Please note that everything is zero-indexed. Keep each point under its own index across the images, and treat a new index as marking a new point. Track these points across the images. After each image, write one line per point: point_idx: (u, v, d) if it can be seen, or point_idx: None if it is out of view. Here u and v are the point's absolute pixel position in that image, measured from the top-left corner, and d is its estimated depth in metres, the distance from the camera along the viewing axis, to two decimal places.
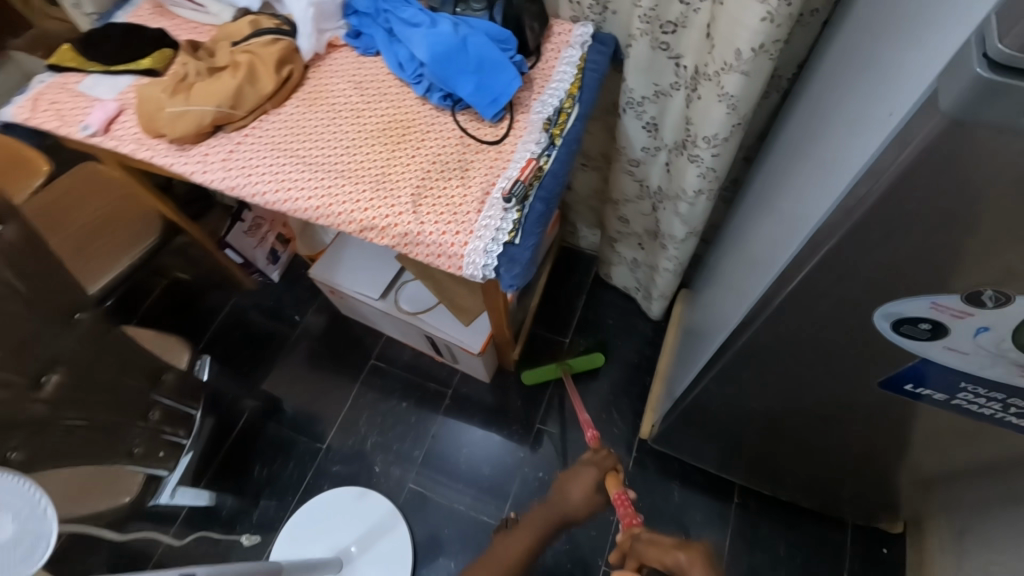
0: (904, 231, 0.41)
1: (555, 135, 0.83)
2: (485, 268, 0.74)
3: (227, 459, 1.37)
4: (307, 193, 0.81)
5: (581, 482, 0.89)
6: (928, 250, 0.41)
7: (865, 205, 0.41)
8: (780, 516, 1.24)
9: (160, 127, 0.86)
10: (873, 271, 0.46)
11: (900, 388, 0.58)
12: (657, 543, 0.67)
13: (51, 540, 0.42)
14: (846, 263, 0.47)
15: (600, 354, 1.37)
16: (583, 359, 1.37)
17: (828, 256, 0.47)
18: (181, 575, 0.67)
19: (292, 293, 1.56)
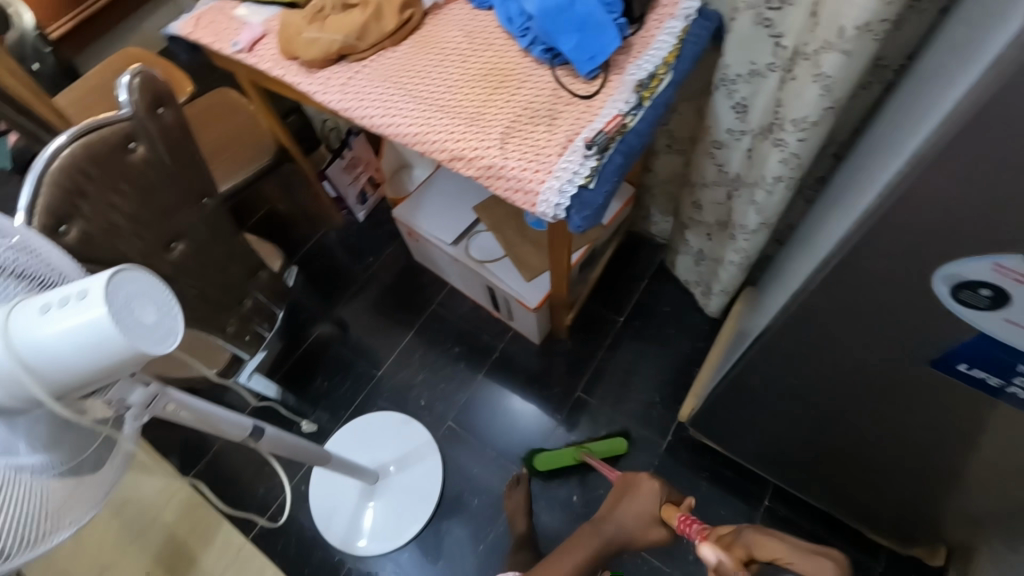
0: (971, 176, 0.44)
1: (644, 97, 0.86)
2: (557, 206, 0.80)
3: (295, 367, 1.52)
4: (409, 120, 0.90)
5: (641, 500, 0.78)
6: None
7: (937, 147, 0.44)
8: (807, 529, 1.20)
9: (295, 50, 0.98)
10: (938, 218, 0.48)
11: (953, 369, 0.60)
12: (778, 539, 0.61)
13: (177, 335, 0.53)
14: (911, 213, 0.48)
15: (623, 441, 1.30)
16: (604, 445, 1.30)
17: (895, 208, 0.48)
18: (254, 426, 0.78)
19: (373, 234, 1.69)
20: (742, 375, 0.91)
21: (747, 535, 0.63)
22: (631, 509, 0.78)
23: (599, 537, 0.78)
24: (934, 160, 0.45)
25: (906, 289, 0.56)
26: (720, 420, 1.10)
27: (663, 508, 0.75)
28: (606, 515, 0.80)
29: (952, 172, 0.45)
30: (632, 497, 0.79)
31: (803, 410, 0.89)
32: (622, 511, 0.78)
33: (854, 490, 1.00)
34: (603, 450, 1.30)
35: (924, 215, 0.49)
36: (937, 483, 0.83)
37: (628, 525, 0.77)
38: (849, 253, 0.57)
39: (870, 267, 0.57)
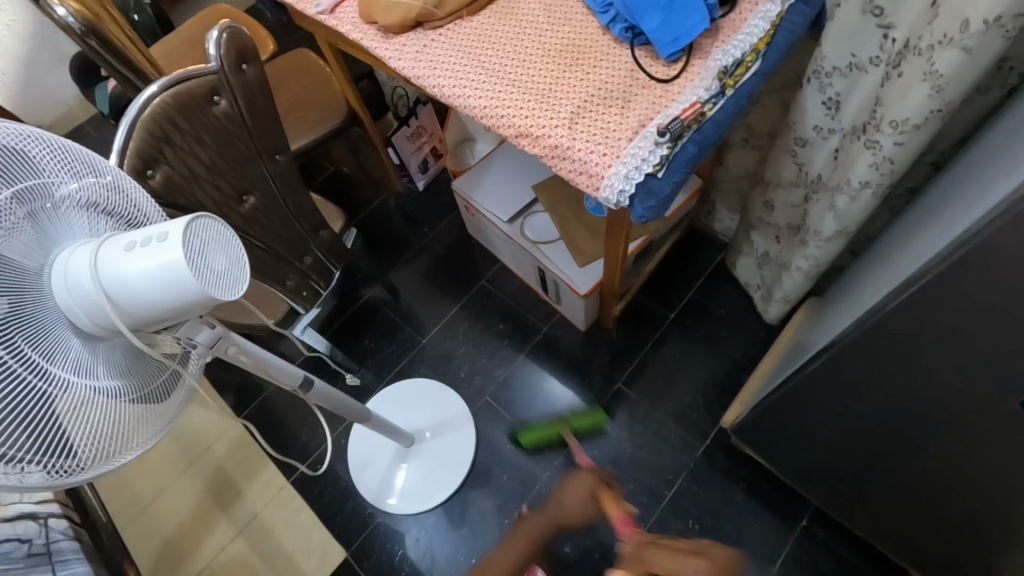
0: None
1: (727, 86, 0.81)
2: (621, 193, 0.77)
3: (346, 325, 1.58)
4: (480, 93, 0.89)
5: (579, 488, 0.93)
6: None
7: None
8: (845, 557, 1.15)
9: (375, 14, 0.98)
10: None
11: None
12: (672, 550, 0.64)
13: (243, 286, 0.55)
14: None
15: (603, 413, 1.32)
16: (585, 419, 1.32)
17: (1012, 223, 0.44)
18: (303, 377, 0.81)
19: (432, 204, 1.71)
20: (799, 388, 0.86)
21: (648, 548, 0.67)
22: (572, 497, 0.93)
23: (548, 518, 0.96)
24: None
25: (1008, 320, 0.50)
26: (766, 431, 1.06)
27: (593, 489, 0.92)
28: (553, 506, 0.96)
29: None
30: (574, 486, 0.94)
31: (861, 432, 0.83)
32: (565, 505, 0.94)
33: (905, 525, 0.94)
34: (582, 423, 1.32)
35: None
36: (1003, 534, 0.77)
37: (566, 510, 0.94)
38: (946, 275, 0.52)
39: (966, 292, 0.51)
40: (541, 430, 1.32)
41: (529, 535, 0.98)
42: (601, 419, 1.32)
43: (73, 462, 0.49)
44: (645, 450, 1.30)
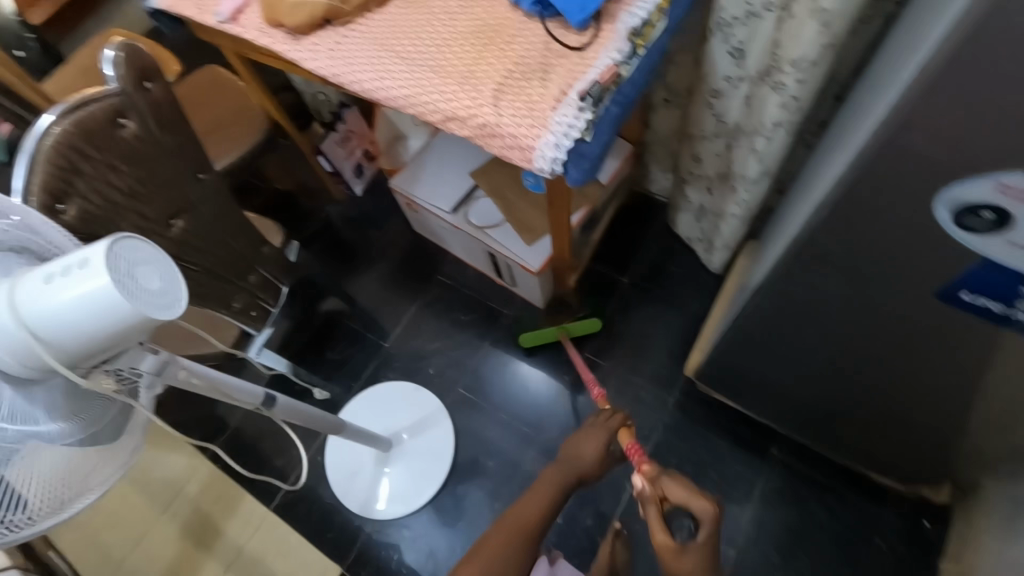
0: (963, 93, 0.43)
1: (638, 46, 0.83)
2: (554, 161, 0.79)
3: (305, 342, 1.54)
4: (401, 83, 0.89)
5: (593, 439, 0.92)
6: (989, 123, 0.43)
7: (927, 71, 0.43)
8: (817, 476, 1.20)
9: (280, 16, 0.95)
10: (938, 148, 0.47)
11: (956, 299, 0.59)
12: (686, 484, 0.73)
13: (182, 303, 0.53)
14: (910, 138, 0.48)
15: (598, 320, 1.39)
16: (580, 325, 1.39)
17: (893, 132, 0.48)
18: (265, 395, 0.79)
19: (375, 207, 1.69)
20: (748, 324, 0.91)
21: (664, 477, 0.75)
22: (586, 444, 0.92)
23: (566, 470, 0.91)
24: (935, 84, 0.44)
25: (910, 222, 0.55)
26: (727, 371, 1.11)
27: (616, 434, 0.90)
28: (567, 452, 0.93)
29: (945, 97, 0.44)
30: (586, 436, 0.93)
31: (808, 354, 0.89)
32: (581, 450, 0.92)
33: (862, 432, 1.01)
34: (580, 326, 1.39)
35: (920, 142, 0.48)
36: (943, 418, 0.84)
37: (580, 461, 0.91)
38: (849, 192, 0.56)
39: (870, 203, 0.56)
40: (543, 333, 1.39)
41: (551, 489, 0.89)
42: (597, 322, 1.40)
43: (24, 516, 0.47)
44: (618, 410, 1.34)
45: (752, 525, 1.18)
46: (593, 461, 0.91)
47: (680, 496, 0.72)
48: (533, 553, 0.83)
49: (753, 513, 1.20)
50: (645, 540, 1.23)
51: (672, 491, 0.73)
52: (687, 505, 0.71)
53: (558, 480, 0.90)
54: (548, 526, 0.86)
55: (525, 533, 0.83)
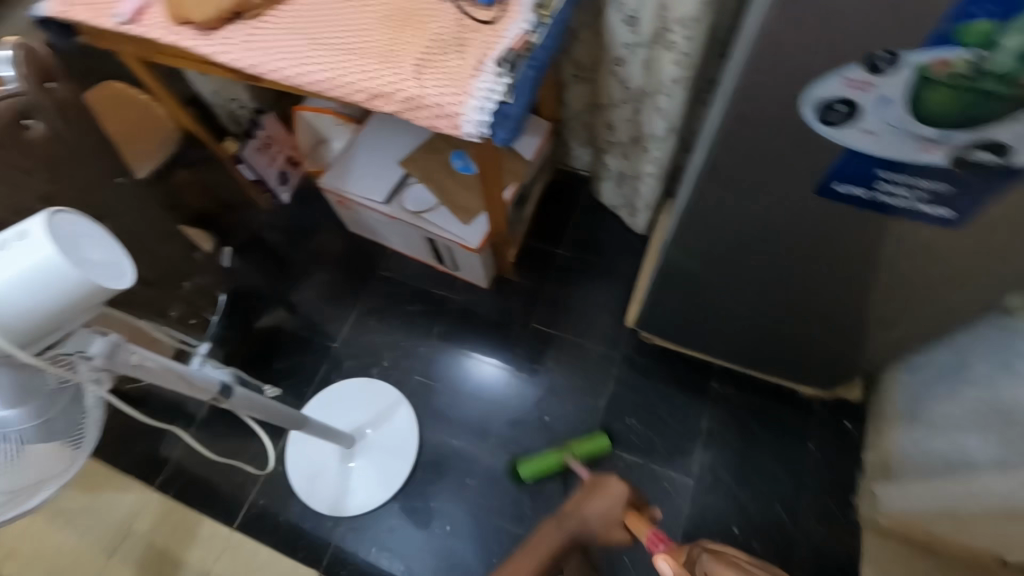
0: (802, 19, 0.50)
1: (543, 15, 0.90)
2: (480, 124, 0.84)
3: (249, 355, 1.50)
4: (321, 66, 0.91)
5: (604, 502, 0.78)
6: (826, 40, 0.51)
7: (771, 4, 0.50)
8: (754, 400, 1.32)
9: (187, 12, 0.95)
10: (792, 70, 0.55)
11: (832, 191, 0.66)
12: (733, 567, 0.64)
13: (131, 274, 0.52)
14: (771, 64, 0.55)
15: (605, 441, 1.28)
16: (588, 445, 1.27)
17: (755, 60, 0.55)
18: (223, 381, 0.79)
19: (305, 212, 1.67)
20: (673, 262, 1.00)
21: (705, 562, 0.66)
22: (598, 509, 0.77)
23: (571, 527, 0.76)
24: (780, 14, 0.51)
25: (783, 141, 0.62)
26: (663, 314, 1.20)
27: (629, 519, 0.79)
28: (569, 508, 0.79)
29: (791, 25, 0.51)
30: (597, 496, 0.78)
31: (727, 281, 0.99)
32: (586, 513, 0.77)
33: (783, 346, 1.14)
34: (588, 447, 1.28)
35: (776, 68, 0.55)
36: (844, 316, 0.97)
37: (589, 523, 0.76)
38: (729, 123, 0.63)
39: (747, 132, 0.63)
40: (545, 462, 1.27)
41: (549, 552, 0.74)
42: (605, 445, 1.28)
43: None
44: (571, 374, 1.41)
45: (704, 453, 1.29)
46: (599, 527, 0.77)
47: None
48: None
49: (704, 442, 1.30)
50: None
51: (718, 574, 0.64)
52: None
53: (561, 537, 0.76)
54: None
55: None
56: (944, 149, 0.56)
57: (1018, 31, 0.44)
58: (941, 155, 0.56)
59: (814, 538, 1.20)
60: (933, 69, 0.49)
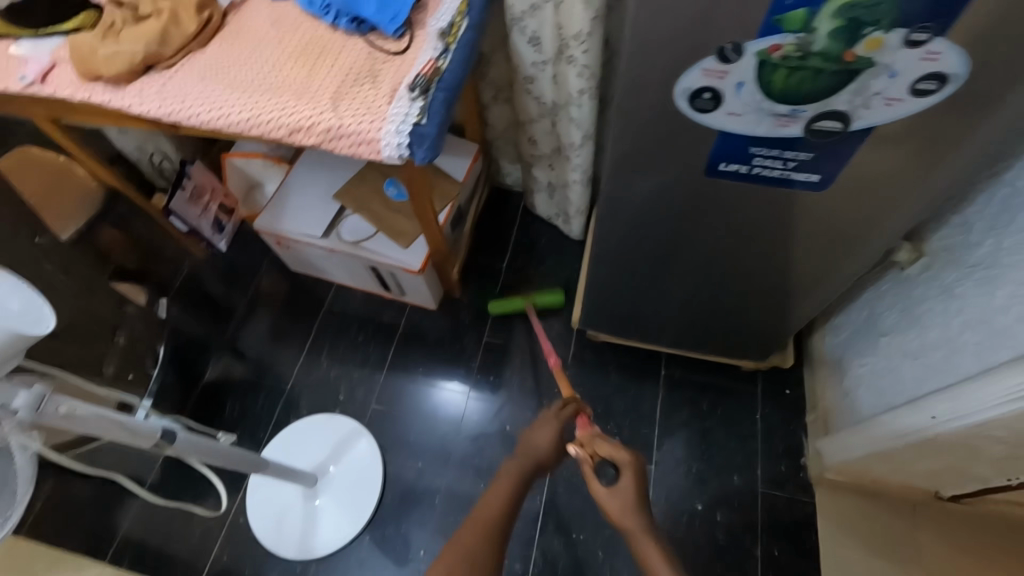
0: (660, 20, 0.57)
1: (449, 42, 0.97)
2: (399, 146, 0.88)
3: (200, 408, 1.46)
4: (239, 108, 0.93)
5: (548, 429, 0.90)
6: (686, 35, 0.58)
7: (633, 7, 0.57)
8: (700, 381, 1.39)
9: (96, 68, 0.95)
10: (663, 66, 0.62)
11: (719, 171, 0.74)
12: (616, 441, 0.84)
13: (48, 319, 0.56)
14: (644, 62, 0.62)
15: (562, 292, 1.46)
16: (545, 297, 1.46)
17: (629, 59, 0.62)
18: (162, 427, 0.78)
19: (244, 257, 1.66)
20: (601, 257, 1.06)
21: (596, 436, 0.85)
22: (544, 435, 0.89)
23: (525, 464, 0.88)
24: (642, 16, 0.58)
25: (670, 128, 0.69)
26: (603, 310, 1.26)
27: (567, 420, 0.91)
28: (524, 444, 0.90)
29: (653, 25, 0.58)
30: (542, 424, 0.91)
31: (654, 268, 1.05)
32: (537, 443, 0.89)
33: (716, 324, 1.21)
34: (546, 299, 1.47)
35: (650, 65, 0.62)
36: (764, 288, 1.05)
37: (537, 453, 0.88)
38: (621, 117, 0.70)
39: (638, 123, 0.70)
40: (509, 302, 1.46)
41: (508, 483, 0.86)
42: (559, 299, 1.47)
43: None
44: (528, 380, 1.44)
45: (661, 436, 1.34)
46: (547, 450, 0.89)
47: (609, 451, 0.82)
48: (496, 558, 0.80)
49: (660, 428, 1.35)
50: (580, 486, 1.32)
51: (603, 447, 0.83)
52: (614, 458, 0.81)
53: (519, 475, 0.86)
54: (508, 524, 0.84)
55: (486, 534, 0.81)
56: (798, 122, 0.64)
57: (826, 16, 0.53)
58: (798, 127, 0.64)
59: (772, 502, 1.25)
60: (769, 54, 0.57)
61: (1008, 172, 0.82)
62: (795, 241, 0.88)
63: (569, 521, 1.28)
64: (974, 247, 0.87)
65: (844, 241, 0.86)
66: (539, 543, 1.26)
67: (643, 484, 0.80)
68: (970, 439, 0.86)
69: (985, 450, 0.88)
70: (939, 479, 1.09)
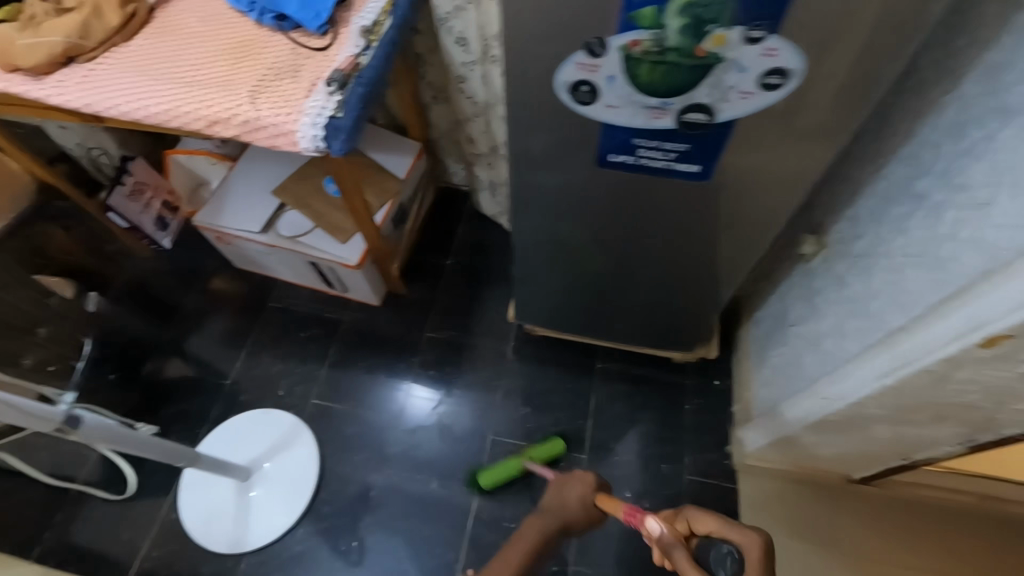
0: (529, 14, 0.61)
1: (371, 39, 0.99)
2: (314, 138, 0.90)
3: (136, 405, 1.45)
4: (158, 100, 0.94)
5: (578, 487, 0.97)
6: (553, 29, 0.62)
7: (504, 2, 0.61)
8: (634, 374, 1.43)
9: (15, 59, 0.96)
10: (539, 58, 0.66)
11: (611, 161, 0.78)
12: (716, 515, 0.75)
13: None
14: (522, 53, 0.66)
15: (561, 441, 1.31)
16: (541, 449, 1.30)
17: (509, 52, 0.66)
18: (67, 413, 0.79)
19: (189, 255, 1.65)
20: (524, 250, 1.09)
21: (690, 510, 0.79)
22: (572, 494, 0.97)
23: (549, 521, 0.97)
24: (513, 10, 0.62)
25: (557, 118, 0.73)
26: (536, 303, 1.30)
27: (599, 499, 0.94)
28: (553, 499, 0.98)
29: (524, 20, 0.62)
30: (573, 484, 0.98)
31: (574, 261, 1.09)
32: (566, 498, 0.97)
33: (643, 318, 1.25)
34: (542, 453, 1.30)
35: (528, 58, 0.66)
36: (680, 283, 1.09)
37: (567, 510, 0.96)
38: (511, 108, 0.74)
39: (527, 114, 0.74)
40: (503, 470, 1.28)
41: (530, 539, 0.95)
42: (560, 448, 1.31)
43: None
44: (468, 376, 1.46)
45: (595, 428, 1.37)
46: (576, 511, 0.96)
47: (708, 525, 0.75)
48: None
49: (594, 420, 1.38)
50: (515, 478, 1.33)
51: (699, 520, 0.76)
52: (723, 534, 0.72)
53: (540, 528, 0.96)
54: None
55: None
56: (669, 114, 0.68)
57: (672, 14, 0.57)
58: (670, 119, 0.68)
59: (698, 489, 1.29)
60: (631, 49, 0.61)
61: (887, 166, 0.88)
62: (695, 233, 0.92)
63: (503, 511, 1.30)
64: (861, 237, 0.93)
65: (742, 232, 0.90)
66: (473, 534, 1.28)
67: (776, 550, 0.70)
68: (856, 417, 0.92)
69: (871, 427, 0.94)
70: (847, 462, 1.14)
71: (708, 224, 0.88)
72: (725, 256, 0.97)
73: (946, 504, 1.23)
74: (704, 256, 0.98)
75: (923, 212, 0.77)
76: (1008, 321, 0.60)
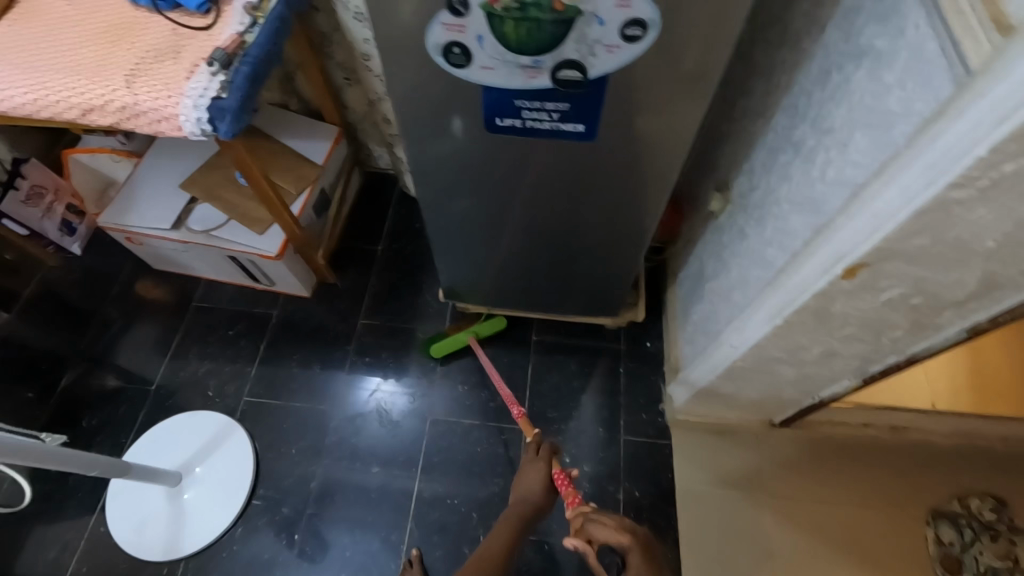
0: None
1: (258, 16, 0.95)
2: (198, 121, 0.87)
3: (54, 420, 1.38)
4: (22, 89, 0.88)
5: (536, 471, 1.05)
6: None
7: None
8: (568, 343, 1.45)
9: None
10: (405, 16, 0.65)
11: (499, 126, 0.78)
12: (606, 524, 0.87)
13: None
14: (387, 14, 0.65)
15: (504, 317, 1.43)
16: (488, 325, 1.42)
17: (373, 13, 0.65)
18: None
19: (102, 259, 1.57)
20: (438, 226, 1.09)
21: (589, 523, 0.88)
22: (532, 479, 1.04)
23: (523, 508, 1.03)
24: None
25: (437, 80, 0.73)
26: (463, 280, 1.30)
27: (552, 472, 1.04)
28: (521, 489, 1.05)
29: None
30: (531, 468, 1.05)
31: (489, 235, 1.09)
32: (530, 485, 1.04)
33: (569, 287, 1.27)
34: (487, 328, 1.42)
35: (393, 18, 0.65)
36: (595, 249, 1.11)
37: (534, 494, 1.03)
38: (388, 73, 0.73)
39: (406, 78, 0.73)
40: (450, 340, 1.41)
41: (508, 532, 1.01)
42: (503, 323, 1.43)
43: None
44: (404, 360, 1.45)
45: (533, 399, 1.39)
46: (540, 492, 1.03)
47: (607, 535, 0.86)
48: None
49: (531, 392, 1.40)
50: (456, 455, 1.34)
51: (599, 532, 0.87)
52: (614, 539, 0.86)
53: (515, 520, 1.02)
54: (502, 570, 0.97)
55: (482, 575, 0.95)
56: (543, 72, 0.68)
57: None
58: (545, 77, 0.69)
59: (634, 448, 1.33)
60: (492, 6, 0.61)
61: (771, 118, 0.91)
62: (597, 195, 0.93)
63: (444, 489, 1.30)
64: (755, 188, 0.97)
65: (642, 193, 0.92)
66: (418, 514, 1.28)
67: (650, 560, 0.84)
68: (760, 360, 0.97)
69: (775, 368, 0.99)
70: (764, 405, 1.20)
71: (606, 185, 0.89)
72: (631, 218, 0.99)
73: (861, 438, 1.31)
74: (611, 219, 1.00)
75: (800, 158, 0.80)
76: (862, 249, 0.64)
